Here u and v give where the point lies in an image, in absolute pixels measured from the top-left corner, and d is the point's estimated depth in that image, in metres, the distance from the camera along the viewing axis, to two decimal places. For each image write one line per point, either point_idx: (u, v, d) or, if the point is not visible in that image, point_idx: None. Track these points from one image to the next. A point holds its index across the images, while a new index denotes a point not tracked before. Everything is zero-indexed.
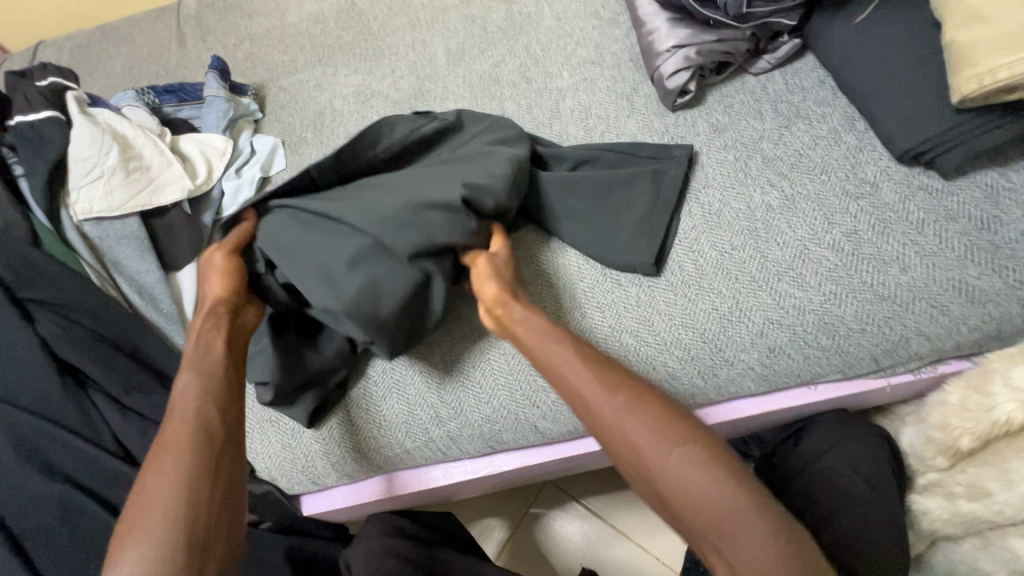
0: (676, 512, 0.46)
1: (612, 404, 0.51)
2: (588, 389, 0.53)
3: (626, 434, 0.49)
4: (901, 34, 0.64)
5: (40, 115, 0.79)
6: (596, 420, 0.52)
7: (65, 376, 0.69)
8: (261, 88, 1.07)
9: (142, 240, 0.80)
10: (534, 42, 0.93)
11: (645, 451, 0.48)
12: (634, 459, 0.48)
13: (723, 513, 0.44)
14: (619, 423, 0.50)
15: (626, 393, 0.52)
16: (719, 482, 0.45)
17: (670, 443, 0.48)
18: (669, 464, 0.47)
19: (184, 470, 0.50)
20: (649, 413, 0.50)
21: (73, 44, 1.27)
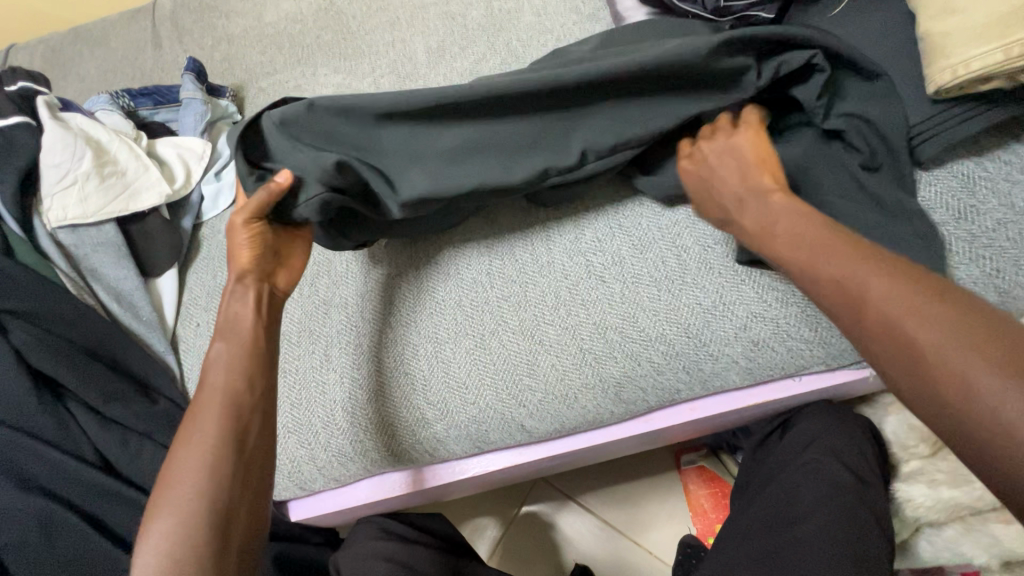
0: (911, 388, 0.38)
1: (872, 262, 0.43)
2: (837, 255, 0.46)
3: (869, 291, 0.42)
4: (878, 26, 0.65)
5: (10, 121, 0.77)
6: (840, 293, 0.44)
7: (41, 388, 0.68)
8: (240, 89, 1.05)
9: (119, 247, 0.79)
10: (515, 39, 0.93)
11: (894, 319, 0.40)
12: (893, 332, 0.40)
13: (990, 389, 0.34)
14: (874, 284, 0.42)
15: (863, 256, 0.44)
16: (988, 361, 0.35)
17: (903, 304, 0.40)
18: (958, 354, 0.36)
19: (221, 435, 0.48)
20: (895, 269, 0.42)
21: (45, 47, 1.24)
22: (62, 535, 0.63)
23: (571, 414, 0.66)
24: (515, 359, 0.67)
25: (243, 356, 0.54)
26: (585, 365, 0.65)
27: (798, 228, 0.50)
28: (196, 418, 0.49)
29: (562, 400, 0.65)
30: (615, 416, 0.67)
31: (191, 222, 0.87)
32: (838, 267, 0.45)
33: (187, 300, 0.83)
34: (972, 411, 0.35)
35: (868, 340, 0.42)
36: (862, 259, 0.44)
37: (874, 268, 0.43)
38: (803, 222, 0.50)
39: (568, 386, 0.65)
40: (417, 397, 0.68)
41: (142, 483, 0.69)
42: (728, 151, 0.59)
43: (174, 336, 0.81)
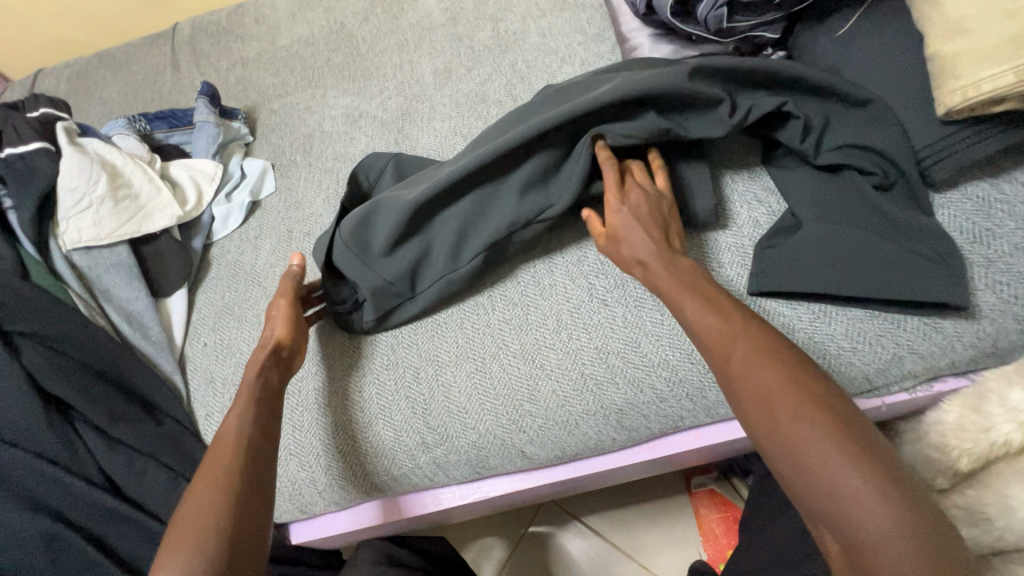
0: (792, 476, 0.41)
1: (751, 348, 0.47)
2: (727, 329, 0.49)
3: (762, 383, 0.45)
4: (887, 46, 0.63)
5: (30, 147, 0.80)
6: (739, 377, 0.47)
7: (51, 408, 0.69)
8: (252, 111, 1.07)
9: (130, 268, 0.81)
10: (521, 59, 0.93)
11: (783, 416, 0.43)
12: (785, 428, 0.42)
13: (855, 488, 0.39)
14: (764, 376, 0.45)
15: (745, 336, 0.48)
16: (858, 463, 0.39)
17: (801, 401, 0.43)
18: (832, 452, 0.40)
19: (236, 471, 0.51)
20: (784, 363, 0.46)
21: (71, 72, 1.29)
22: (66, 555, 0.64)
23: (571, 441, 0.65)
24: (515, 384, 0.66)
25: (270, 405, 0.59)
26: (586, 392, 0.64)
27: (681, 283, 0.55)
28: (223, 454, 0.53)
29: (563, 427, 0.64)
30: (618, 443, 0.66)
31: (200, 243, 0.89)
32: (737, 353, 0.48)
33: (196, 319, 0.84)
34: (838, 505, 0.39)
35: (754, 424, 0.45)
36: (752, 348, 0.47)
37: (769, 361, 0.46)
38: (699, 294, 0.53)
39: (568, 413, 0.64)
40: (419, 420, 0.67)
41: (146, 504, 0.69)
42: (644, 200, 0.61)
43: (182, 355, 0.82)
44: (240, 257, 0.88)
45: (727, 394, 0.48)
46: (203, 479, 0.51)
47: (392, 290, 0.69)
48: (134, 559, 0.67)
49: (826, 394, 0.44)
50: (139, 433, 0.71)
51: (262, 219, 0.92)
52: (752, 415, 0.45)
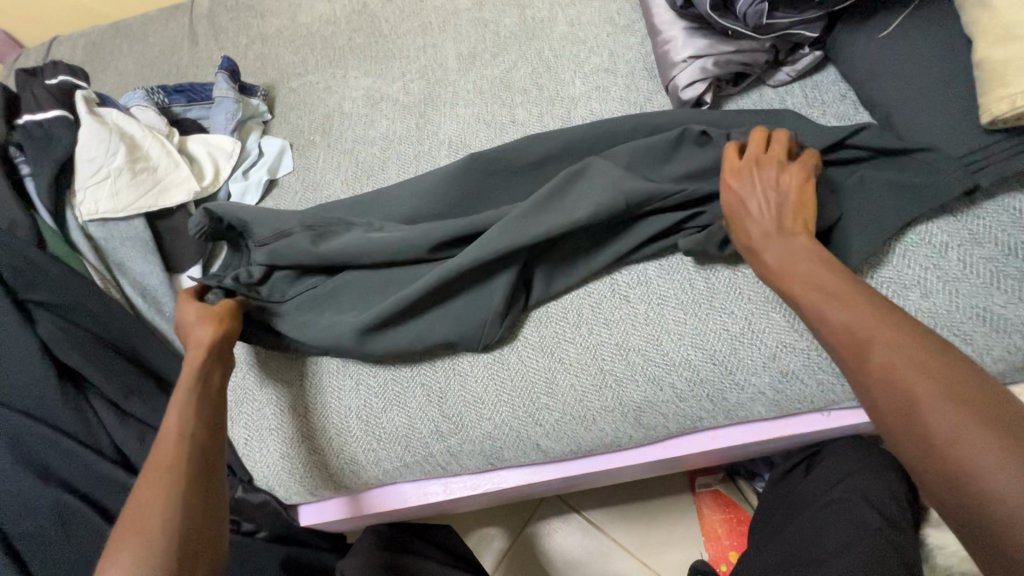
0: (940, 483, 0.39)
1: (890, 348, 0.44)
2: (864, 317, 0.46)
3: (909, 383, 0.42)
4: (929, 51, 0.62)
5: (49, 114, 0.79)
6: (890, 379, 0.43)
7: (64, 379, 0.68)
8: (271, 88, 1.06)
9: (146, 242, 0.80)
10: (547, 48, 0.92)
11: (933, 419, 0.40)
12: (940, 436, 0.39)
13: (1018, 497, 0.35)
14: (910, 376, 0.42)
15: (891, 334, 0.45)
16: (1022, 471, 0.36)
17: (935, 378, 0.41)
18: (989, 460, 0.37)
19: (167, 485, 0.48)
20: (928, 362, 0.42)
21: (88, 40, 1.27)
22: (77, 528, 0.64)
23: (588, 437, 0.64)
24: (533, 376, 0.65)
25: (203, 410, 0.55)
26: (605, 387, 0.63)
27: (811, 265, 0.52)
28: (152, 467, 0.49)
29: (579, 422, 0.64)
30: (633, 441, 0.65)
31: None
32: (875, 351, 0.45)
33: None
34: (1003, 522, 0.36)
35: (889, 419, 0.43)
36: (897, 347, 0.44)
37: (918, 361, 0.43)
38: (828, 290, 0.50)
39: (585, 408, 0.64)
40: (434, 411, 0.67)
41: None
42: (765, 187, 0.57)
43: None
44: None
45: (863, 394, 0.45)
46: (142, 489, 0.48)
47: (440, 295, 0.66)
48: None
49: (984, 393, 0.40)
50: (153, 410, 0.71)
51: (280, 199, 0.91)
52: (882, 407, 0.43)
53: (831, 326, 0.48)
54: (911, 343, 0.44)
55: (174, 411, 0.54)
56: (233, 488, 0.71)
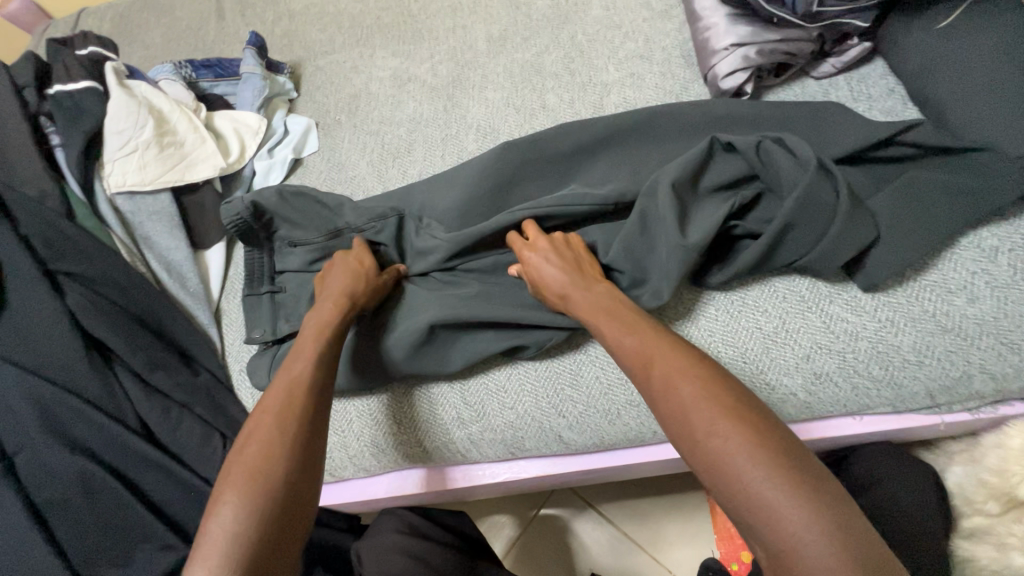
0: (722, 495, 0.40)
1: (671, 365, 0.46)
2: (651, 344, 0.49)
3: (682, 399, 0.44)
4: (989, 44, 0.59)
5: (79, 85, 0.79)
6: (671, 401, 0.44)
7: (91, 350, 0.68)
8: (297, 66, 1.05)
9: (172, 217, 0.80)
10: (581, 32, 0.89)
11: (701, 431, 0.41)
12: (714, 446, 0.40)
13: (786, 511, 0.36)
14: (686, 396, 0.43)
15: (666, 355, 0.47)
16: (779, 475, 0.38)
17: (709, 403, 0.42)
18: (752, 466, 0.38)
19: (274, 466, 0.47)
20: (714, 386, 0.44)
21: (116, 13, 1.27)
22: (101, 497, 0.65)
23: (612, 431, 0.63)
24: (558, 367, 0.64)
25: (324, 369, 0.56)
26: (631, 381, 0.62)
27: (610, 303, 0.55)
28: (268, 414, 0.50)
29: (605, 416, 0.63)
30: (659, 436, 0.64)
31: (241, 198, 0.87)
32: (659, 371, 0.46)
33: (232, 274, 0.83)
34: (770, 528, 0.37)
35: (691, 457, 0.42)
36: (673, 365, 0.46)
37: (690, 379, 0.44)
38: (621, 319, 0.52)
39: (610, 401, 0.63)
40: (466, 394, 0.66)
41: (179, 455, 0.69)
42: (552, 250, 0.61)
43: (217, 309, 0.81)
44: None
45: (655, 415, 0.46)
46: (252, 439, 0.49)
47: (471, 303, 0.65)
48: (164, 506, 0.67)
49: (748, 404, 0.42)
50: (176, 386, 0.71)
51: (305, 179, 0.90)
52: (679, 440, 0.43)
53: (623, 350, 0.50)
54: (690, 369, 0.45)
55: (302, 361, 0.56)
56: None
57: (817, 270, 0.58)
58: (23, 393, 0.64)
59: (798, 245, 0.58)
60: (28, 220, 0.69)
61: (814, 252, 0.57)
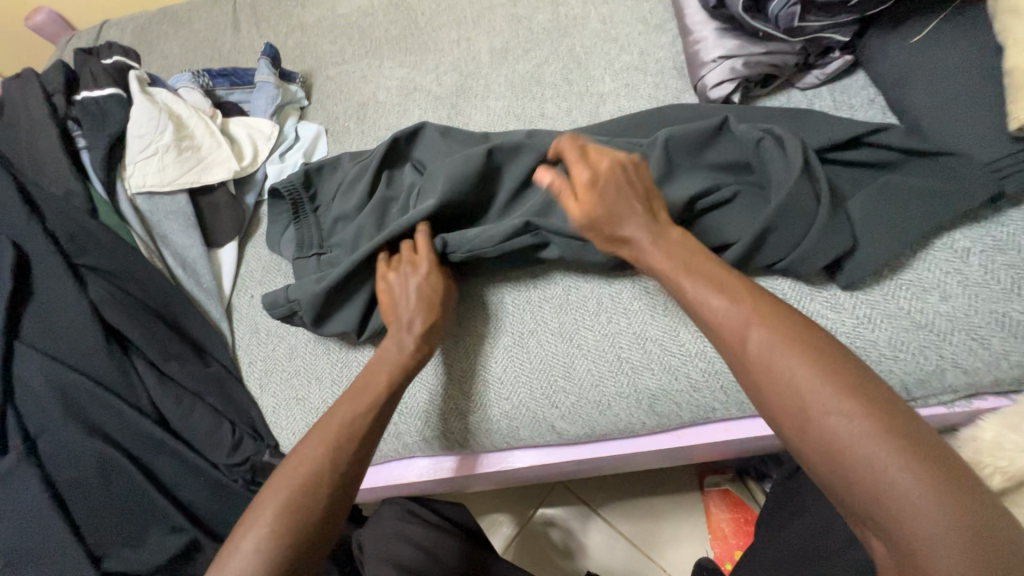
0: (835, 478, 0.41)
1: (778, 338, 0.46)
2: (747, 315, 0.48)
3: (794, 379, 0.44)
4: (960, 58, 0.63)
5: (104, 92, 0.83)
6: (775, 375, 0.45)
7: (111, 340, 0.72)
8: (309, 76, 1.10)
9: (188, 217, 0.84)
10: (579, 45, 0.93)
11: (817, 406, 0.42)
12: (822, 425, 0.42)
13: (902, 485, 0.38)
14: (786, 374, 0.44)
15: (767, 325, 0.47)
16: (900, 453, 0.39)
17: (817, 378, 0.43)
18: (871, 449, 0.39)
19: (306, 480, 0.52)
20: (821, 360, 0.44)
21: (136, 25, 1.33)
22: (117, 479, 0.68)
23: (603, 421, 0.66)
24: (551, 359, 0.68)
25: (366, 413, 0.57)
26: (621, 374, 0.65)
27: (677, 265, 0.55)
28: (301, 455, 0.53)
29: (595, 406, 0.66)
30: (647, 427, 0.67)
31: (253, 200, 0.91)
32: (760, 347, 0.46)
33: (244, 271, 0.87)
34: (884, 501, 0.38)
35: (799, 434, 0.43)
36: (784, 337, 0.46)
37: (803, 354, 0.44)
38: (729, 287, 0.51)
39: (602, 392, 0.66)
40: (471, 380, 0.69)
41: (190, 441, 0.72)
42: (615, 184, 0.59)
43: (229, 304, 0.85)
44: None
45: (752, 389, 0.47)
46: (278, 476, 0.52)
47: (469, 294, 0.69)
48: (176, 488, 0.70)
49: (863, 379, 0.43)
50: (193, 374, 0.74)
51: None
52: (782, 415, 0.44)
53: (714, 314, 0.50)
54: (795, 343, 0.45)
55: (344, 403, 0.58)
56: (261, 453, 0.73)
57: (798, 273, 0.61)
58: (48, 379, 0.68)
59: (778, 249, 0.61)
60: (56, 218, 0.75)
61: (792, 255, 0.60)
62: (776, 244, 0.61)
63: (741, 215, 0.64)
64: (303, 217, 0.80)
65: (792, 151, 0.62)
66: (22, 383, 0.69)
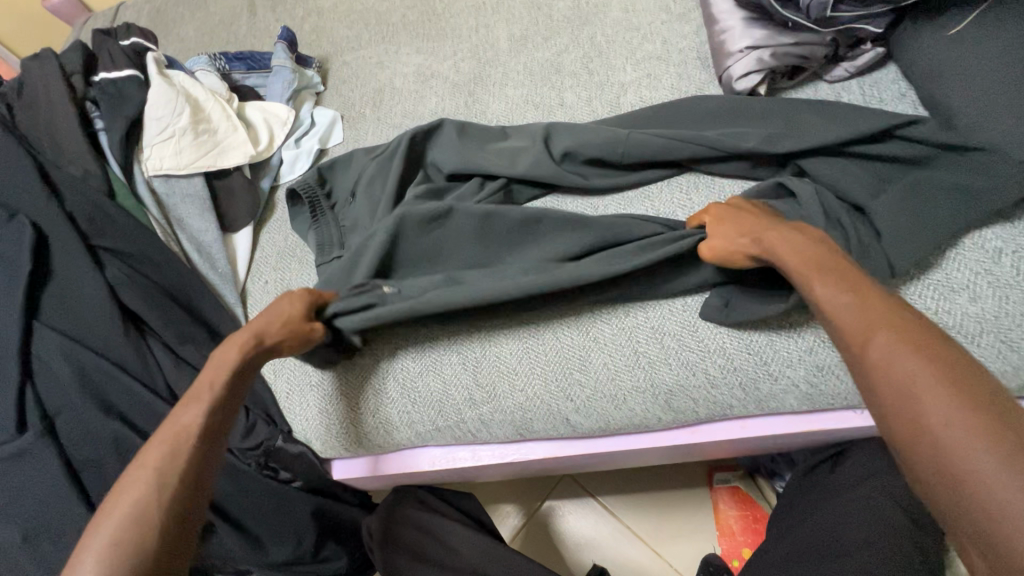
0: (937, 478, 0.38)
1: (897, 344, 0.43)
2: (872, 311, 0.46)
3: (914, 387, 0.41)
4: (998, 52, 0.61)
5: (122, 73, 0.83)
6: (893, 381, 0.42)
7: (127, 322, 0.73)
8: (325, 61, 1.09)
9: (204, 200, 0.84)
10: (600, 33, 0.92)
11: (930, 409, 0.39)
12: (938, 436, 0.39)
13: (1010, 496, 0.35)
14: (907, 370, 0.42)
15: (896, 330, 0.44)
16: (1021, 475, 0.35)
17: (937, 383, 0.40)
18: (987, 465, 0.36)
19: (176, 464, 0.50)
20: (946, 365, 0.41)
21: (153, 8, 1.32)
22: (132, 460, 0.69)
23: (617, 415, 0.66)
24: (567, 351, 0.67)
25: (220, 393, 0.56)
26: (637, 368, 0.65)
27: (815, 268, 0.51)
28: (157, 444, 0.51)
29: (610, 400, 0.65)
30: (663, 423, 0.66)
31: (268, 184, 0.90)
32: (882, 348, 0.44)
33: (259, 257, 0.87)
34: (1000, 520, 0.35)
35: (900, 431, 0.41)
36: (904, 349, 0.43)
37: (924, 357, 0.41)
38: (844, 295, 0.48)
39: (618, 386, 0.65)
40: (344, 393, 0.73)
41: None
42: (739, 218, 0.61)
43: (243, 289, 0.85)
44: None
45: (861, 381, 0.45)
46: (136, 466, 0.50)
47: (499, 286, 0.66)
48: None
49: (993, 399, 0.39)
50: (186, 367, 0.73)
51: None
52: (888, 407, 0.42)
53: (835, 308, 0.48)
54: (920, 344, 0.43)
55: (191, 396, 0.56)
56: (275, 437, 0.73)
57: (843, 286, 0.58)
58: (65, 358, 0.69)
59: None
60: (74, 198, 0.75)
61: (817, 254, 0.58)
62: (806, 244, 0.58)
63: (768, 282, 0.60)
64: (320, 215, 0.79)
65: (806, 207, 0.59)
66: (39, 361, 0.69)
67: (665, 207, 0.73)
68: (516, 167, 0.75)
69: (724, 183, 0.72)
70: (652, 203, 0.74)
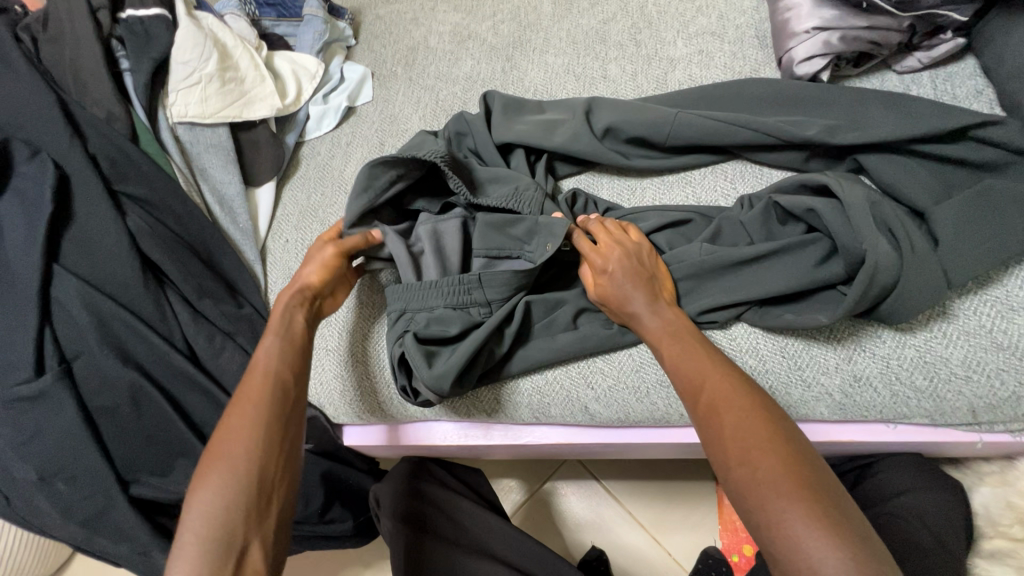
0: (754, 524, 0.41)
1: (721, 395, 0.47)
2: (701, 368, 0.50)
3: (724, 433, 0.45)
4: None
5: (150, 11, 0.80)
6: (714, 429, 0.46)
7: (147, 272, 0.72)
8: (358, 13, 1.04)
9: (228, 152, 0.81)
10: (651, 2, 0.86)
11: (737, 458, 0.43)
12: (748, 477, 0.42)
13: (807, 537, 0.38)
14: (728, 422, 0.46)
15: (720, 383, 0.48)
16: (801, 507, 0.39)
17: (750, 431, 0.44)
18: (777, 499, 0.40)
19: (266, 408, 0.50)
20: (754, 417, 0.45)
21: None
22: (148, 409, 0.69)
23: (638, 409, 0.64)
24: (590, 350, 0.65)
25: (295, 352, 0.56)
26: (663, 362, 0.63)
27: (675, 327, 0.55)
28: (248, 391, 0.51)
29: (633, 392, 0.63)
30: (684, 420, 0.64)
31: (293, 139, 0.89)
32: (711, 398, 0.48)
33: (280, 214, 0.85)
34: (786, 550, 0.39)
35: (729, 480, 0.44)
36: (725, 397, 0.47)
37: (737, 410, 0.46)
38: (690, 350, 0.52)
39: (640, 379, 0.63)
40: (344, 369, 0.71)
41: (219, 379, 0.72)
42: (625, 259, 0.59)
43: (263, 247, 0.83)
44: (330, 160, 0.88)
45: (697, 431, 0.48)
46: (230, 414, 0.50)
47: (539, 308, 0.66)
48: (203, 424, 0.71)
49: (791, 439, 0.44)
50: (201, 333, 0.72)
51: (356, 126, 0.90)
52: (716, 457, 0.45)
53: (674, 364, 0.52)
54: (733, 396, 0.47)
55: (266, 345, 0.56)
56: None
57: (895, 318, 0.54)
58: (83, 303, 0.68)
59: (851, 262, 0.55)
60: (97, 141, 0.73)
61: (871, 281, 0.52)
62: (866, 284, 0.52)
63: (812, 309, 0.58)
64: None
65: (865, 235, 0.53)
66: (59, 306, 0.68)
67: (706, 195, 0.70)
68: (553, 142, 0.72)
69: (771, 175, 0.68)
70: (692, 190, 0.70)
